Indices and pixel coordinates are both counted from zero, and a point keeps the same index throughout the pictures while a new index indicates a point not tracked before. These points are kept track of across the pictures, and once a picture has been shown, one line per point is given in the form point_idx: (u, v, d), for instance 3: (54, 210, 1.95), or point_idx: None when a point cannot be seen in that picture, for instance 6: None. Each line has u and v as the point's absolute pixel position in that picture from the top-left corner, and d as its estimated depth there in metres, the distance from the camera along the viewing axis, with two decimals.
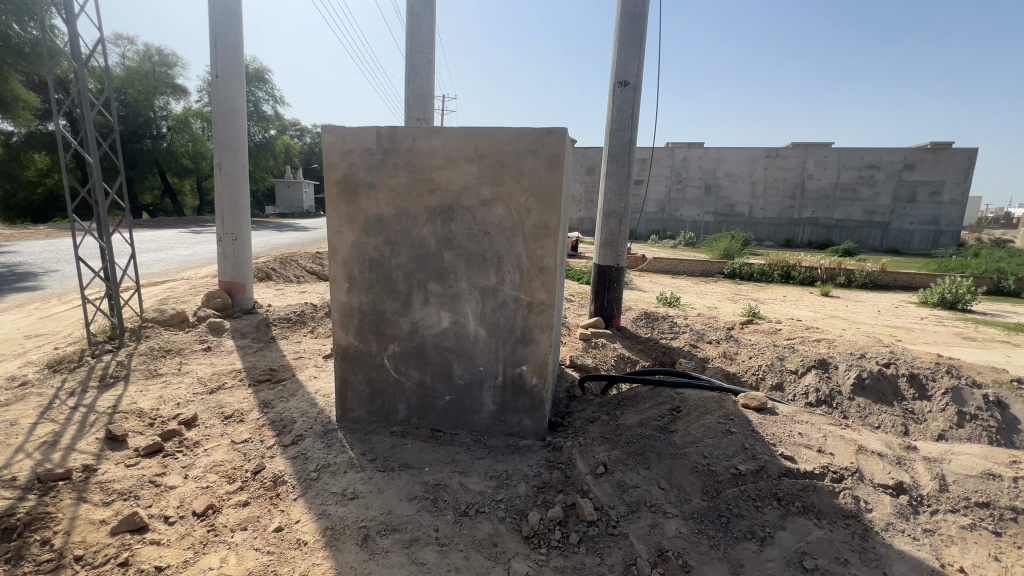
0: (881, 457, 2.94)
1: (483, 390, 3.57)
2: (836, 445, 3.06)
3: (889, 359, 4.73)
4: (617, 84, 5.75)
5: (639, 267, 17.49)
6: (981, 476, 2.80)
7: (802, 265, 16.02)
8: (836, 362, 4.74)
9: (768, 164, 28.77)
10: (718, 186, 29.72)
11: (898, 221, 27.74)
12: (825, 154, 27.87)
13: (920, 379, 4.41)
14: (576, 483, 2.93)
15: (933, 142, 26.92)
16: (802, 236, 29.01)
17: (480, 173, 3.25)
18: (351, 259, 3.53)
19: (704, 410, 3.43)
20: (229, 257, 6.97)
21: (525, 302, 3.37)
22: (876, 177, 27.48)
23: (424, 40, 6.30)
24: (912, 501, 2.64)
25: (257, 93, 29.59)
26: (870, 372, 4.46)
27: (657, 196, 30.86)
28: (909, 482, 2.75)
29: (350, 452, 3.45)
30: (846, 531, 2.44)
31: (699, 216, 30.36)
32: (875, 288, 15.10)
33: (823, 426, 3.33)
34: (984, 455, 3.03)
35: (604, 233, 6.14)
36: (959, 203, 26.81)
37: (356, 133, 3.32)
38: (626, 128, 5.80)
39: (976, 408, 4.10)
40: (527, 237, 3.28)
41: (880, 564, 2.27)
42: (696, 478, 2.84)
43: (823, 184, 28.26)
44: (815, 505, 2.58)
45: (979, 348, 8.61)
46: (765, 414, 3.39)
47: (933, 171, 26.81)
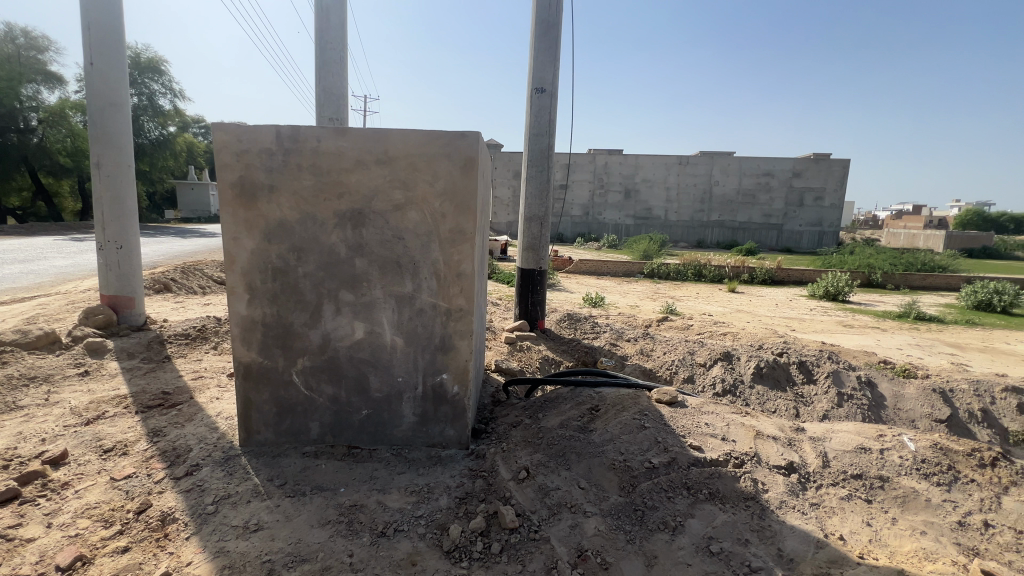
0: (775, 441, 3.19)
1: (402, 401, 3.43)
2: (737, 432, 3.29)
3: (782, 348, 5.20)
4: (535, 91, 5.84)
5: (566, 268, 17.90)
6: (855, 450, 3.11)
7: (711, 264, 17.35)
8: (739, 353, 5.12)
9: (680, 171, 30.95)
10: (636, 191, 31.47)
11: (789, 223, 30.98)
12: (728, 162, 30.50)
13: (807, 365, 4.89)
14: (498, 491, 2.90)
15: (815, 154, 30.45)
16: (710, 237, 31.46)
17: (393, 177, 3.13)
18: (251, 268, 3.24)
19: (621, 407, 3.54)
20: (114, 268, 6.17)
21: (443, 309, 3.29)
22: (771, 184, 30.55)
23: (335, 37, 6.01)
24: (801, 479, 2.89)
25: (152, 86, 26.73)
26: (766, 361, 4.89)
27: (581, 200, 31.97)
28: (798, 462, 3.00)
29: (254, 479, 3.16)
30: (746, 512, 2.63)
31: (620, 219, 31.89)
32: (773, 284, 16.70)
33: (726, 415, 3.56)
34: (857, 431, 3.39)
35: (526, 236, 6.19)
36: (837, 206, 30.47)
37: (253, 131, 3.07)
38: (544, 133, 5.91)
39: (852, 388, 4.63)
40: (443, 242, 3.21)
41: (775, 540, 2.47)
42: (613, 475, 2.92)
43: (727, 190, 30.88)
44: (719, 491, 2.75)
45: (856, 335, 9.78)
46: (675, 407, 3.56)
47: (816, 179, 30.30)
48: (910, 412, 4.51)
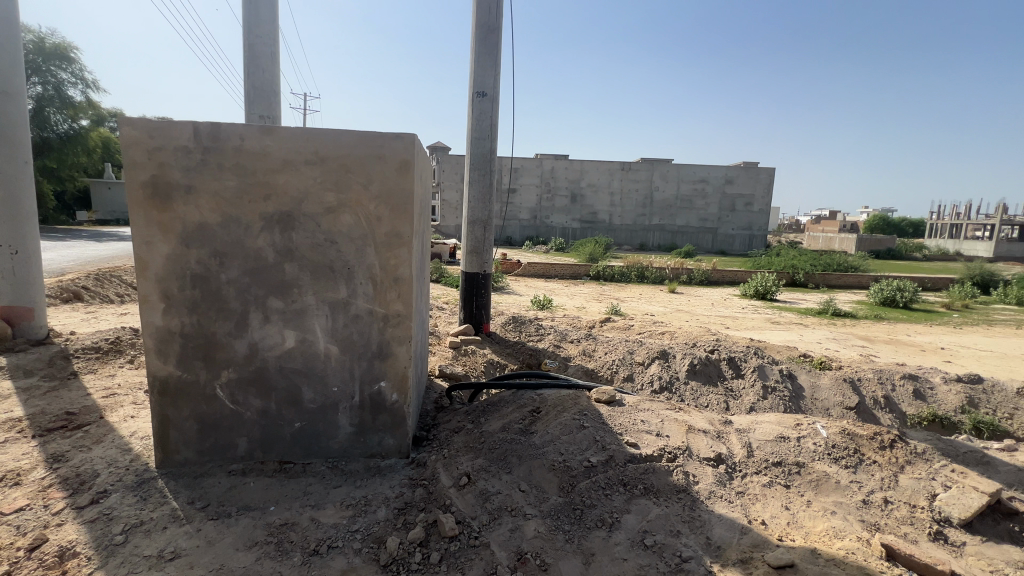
0: (705, 434, 3.35)
1: (338, 412, 3.30)
2: (671, 427, 3.43)
3: (714, 346, 5.49)
4: (476, 95, 5.84)
5: (514, 272, 18.00)
6: (776, 439, 3.32)
7: (653, 267, 18.09)
8: (675, 351, 5.35)
9: (623, 176, 32.10)
10: (582, 195, 32.26)
11: (723, 227, 32.90)
12: (667, 169, 31.99)
13: (736, 360, 5.19)
14: (438, 499, 2.85)
15: (745, 162, 32.61)
16: (652, 240, 32.81)
17: (325, 178, 3.01)
18: (167, 275, 3.00)
19: (561, 408, 3.59)
20: (9, 276, 5.52)
21: (380, 315, 3.20)
22: (706, 190, 32.34)
23: (266, 31, 5.72)
24: (728, 469, 3.06)
25: (59, 75, 24.23)
26: (699, 358, 5.16)
27: (529, 204, 32.30)
28: (726, 453, 3.17)
29: (173, 503, 2.92)
30: (678, 504, 2.74)
31: (567, 223, 32.53)
32: (709, 285, 17.66)
33: (660, 411, 3.70)
34: (778, 422, 3.62)
35: (470, 240, 6.16)
36: (765, 212, 32.74)
37: (167, 127, 2.85)
38: (486, 137, 5.92)
39: (775, 381, 4.98)
40: (379, 246, 3.12)
41: (704, 529, 2.59)
42: (553, 475, 2.96)
43: (667, 196, 32.39)
44: (654, 485, 2.85)
45: (781, 331, 10.52)
46: (613, 406, 3.66)
47: (746, 186, 32.42)
48: (825, 401, 4.89)
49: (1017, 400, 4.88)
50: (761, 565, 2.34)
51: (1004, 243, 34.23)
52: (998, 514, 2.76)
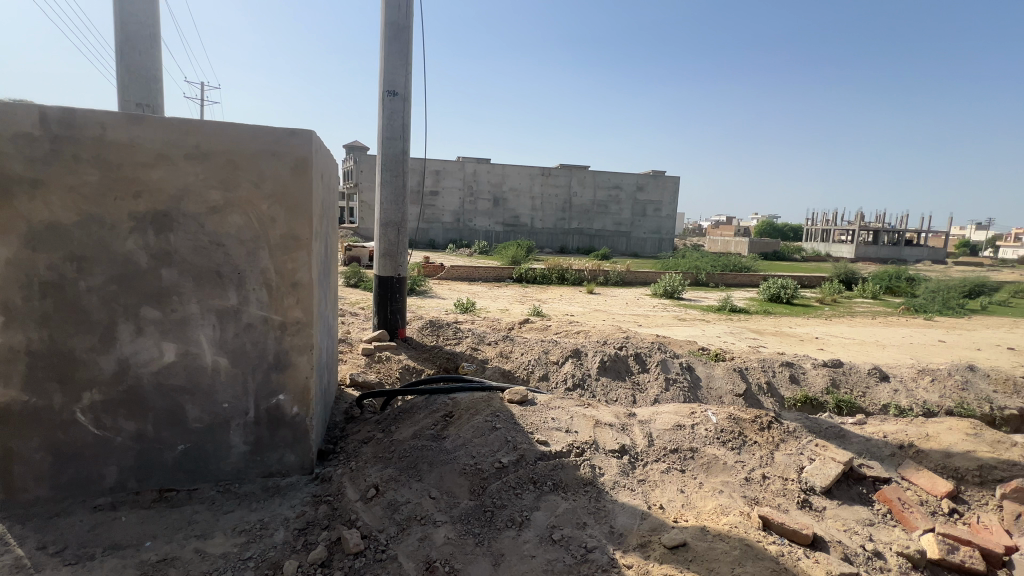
0: (610, 427, 3.52)
1: (229, 430, 3.01)
2: (579, 423, 3.55)
3: (622, 343, 5.80)
4: (386, 94, 5.68)
5: (437, 275, 17.78)
6: (673, 428, 3.57)
7: (572, 269, 18.75)
8: (587, 349, 5.57)
9: (543, 182, 32.99)
10: (504, 199, 32.65)
11: (636, 231, 34.99)
12: (584, 175, 33.41)
13: (642, 356, 5.53)
14: (343, 515, 2.71)
15: (654, 171, 35.01)
16: (572, 244, 34.01)
17: (209, 174, 2.75)
18: (7, 283, 2.56)
19: (474, 411, 3.58)
20: None
21: (277, 323, 2.97)
22: (620, 196, 34.22)
23: (142, 9, 5.12)
24: (631, 460, 3.23)
25: None
26: (609, 355, 5.43)
27: (452, 207, 32.02)
28: (629, 444, 3.35)
29: (17, 551, 2.49)
30: (584, 497, 2.85)
31: (490, 226, 32.73)
32: (623, 285, 18.68)
33: (570, 408, 3.83)
34: (676, 411, 3.90)
35: (382, 242, 5.97)
36: (672, 217, 35.33)
37: (4, 111, 2.45)
38: (397, 137, 5.77)
39: (675, 373, 5.38)
40: (274, 249, 2.91)
41: (608, 519, 2.72)
42: (464, 479, 2.94)
43: (585, 201, 33.81)
44: (562, 481, 2.94)
45: (686, 327, 11.39)
46: (526, 406, 3.72)
47: (655, 193, 34.81)
48: (719, 389, 5.36)
49: (868, 378, 5.69)
50: (658, 547, 2.50)
51: (863, 246, 40.01)
52: (850, 480, 3.17)
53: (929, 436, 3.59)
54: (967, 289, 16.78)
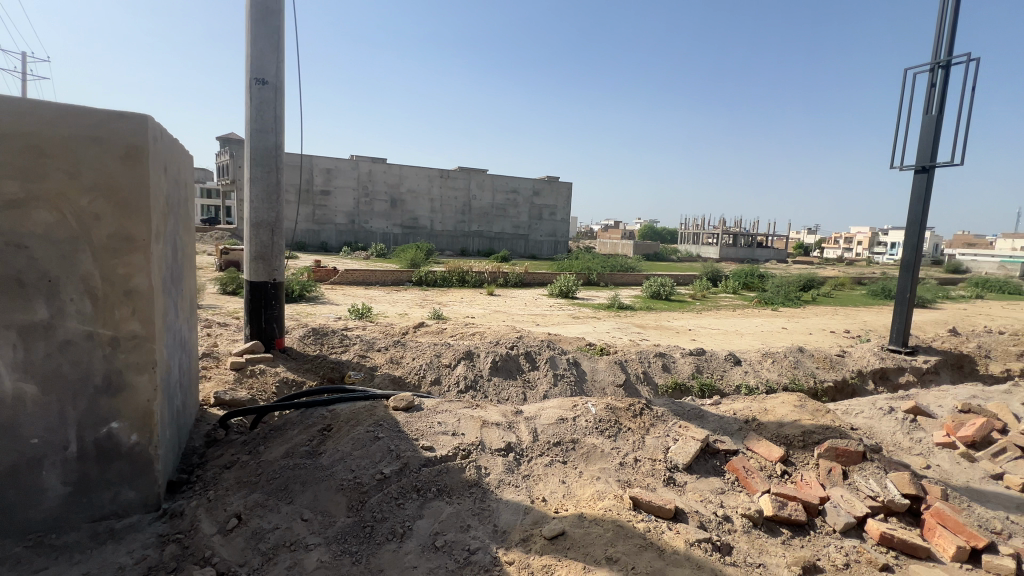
0: (497, 426, 3.56)
1: (41, 471, 2.49)
2: (466, 425, 3.54)
3: (514, 342, 5.92)
4: (254, 82, 5.18)
5: (330, 280, 16.63)
6: (557, 422, 3.72)
7: (472, 271, 18.78)
8: (479, 350, 5.60)
9: (442, 184, 32.66)
10: (402, 201, 31.70)
11: (534, 234, 36.18)
12: (483, 179, 33.75)
13: (532, 354, 5.70)
14: (197, 552, 2.42)
15: (548, 177, 36.54)
16: (472, 246, 34.12)
17: (3, 160, 2.28)
18: None
19: (355, 422, 3.40)
20: None
21: (105, 339, 2.52)
22: (517, 200, 35.13)
23: None
24: (516, 457, 3.29)
25: None
26: (500, 355, 5.51)
27: (345, 208, 30.30)
28: (515, 442, 3.41)
29: None
30: (469, 500, 2.84)
31: (387, 228, 31.56)
32: (521, 286, 19.17)
33: (458, 410, 3.80)
34: (560, 406, 4.07)
35: (254, 244, 5.41)
36: (567, 221, 37.15)
37: None
38: (269, 129, 5.28)
39: (563, 369, 5.64)
40: (99, 252, 2.47)
41: (492, 518, 2.74)
42: (341, 496, 2.78)
43: (484, 204, 34.15)
44: (447, 486, 2.90)
45: (579, 325, 12.01)
46: (411, 412, 3.61)
47: (551, 198, 36.32)
48: (602, 381, 5.73)
49: (725, 363, 6.47)
50: (539, 540, 2.57)
51: (726, 248, 45.77)
52: (707, 455, 3.55)
53: (767, 410, 4.18)
54: (802, 284, 19.96)
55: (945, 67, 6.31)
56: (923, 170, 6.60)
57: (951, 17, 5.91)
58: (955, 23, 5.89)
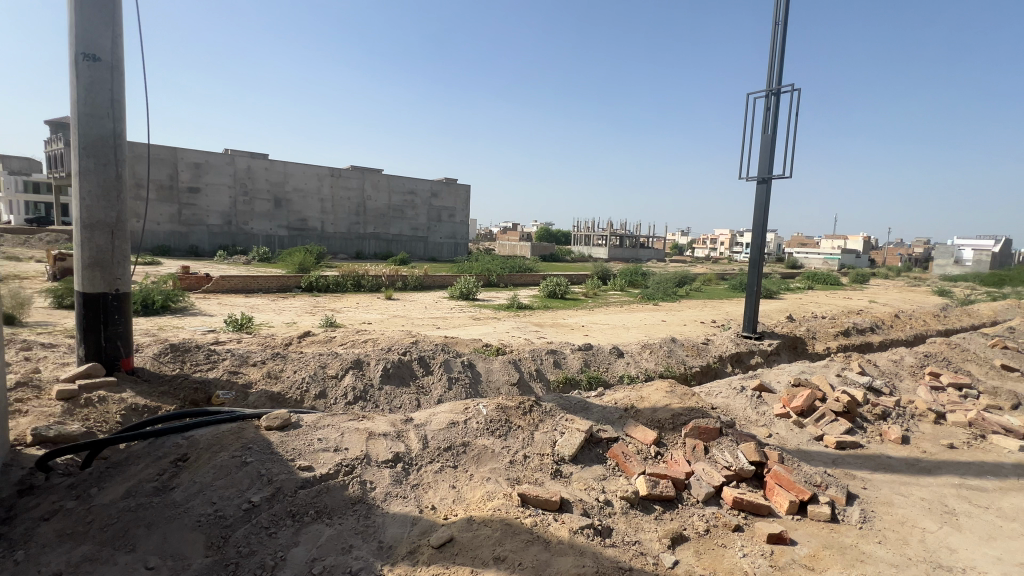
0: (384, 437, 3.42)
1: None
2: (350, 438, 3.34)
3: (407, 347, 5.76)
4: (81, 57, 4.38)
5: (203, 288, 14.70)
6: (448, 426, 3.67)
7: (369, 274, 17.90)
8: (369, 358, 5.35)
9: (333, 183, 30.71)
10: (287, 200, 29.21)
11: (433, 236, 35.64)
12: (378, 179, 32.42)
13: (426, 359, 5.59)
14: None
15: (447, 179, 36.23)
16: (368, 249, 32.61)
17: None
18: None
19: (218, 447, 3.03)
20: None
21: None
22: (416, 202, 34.33)
23: None
24: (404, 467, 3.19)
25: None
26: (391, 362, 5.31)
27: (220, 207, 27.13)
28: (403, 451, 3.31)
29: None
30: (352, 518, 2.69)
31: (271, 230, 28.87)
32: (421, 289, 18.73)
33: (341, 424, 3.57)
34: (451, 410, 4.03)
35: (87, 249, 4.55)
36: (466, 223, 37.19)
37: None
38: (104, 115, 4.51)
39: (457, 371, 5.61)
40: None
41: (377, 534, 2.62)
42: (199, 535, 2.47)
43: (380, 205, 32.82)
44: (327, 507, 2.72)
45: (480, 326, 12.06)
46: (287, 430, 3.32)
47: (449, 200, 36.08)
48: (497, 381, 5.80)
49: (610, 356, 6.94)
50: (426, 550, 2.51)
51: (615, 249, 49.42)
52: (591, 444, 3.76)
53: (643, 397, 4.55)
54: (677, 280, 22.18)
55: (777, 94, 7.42)
56: (763, 181, 7.69)
57: (780, 52, 6.95)
58: (783, 57, 6.96)
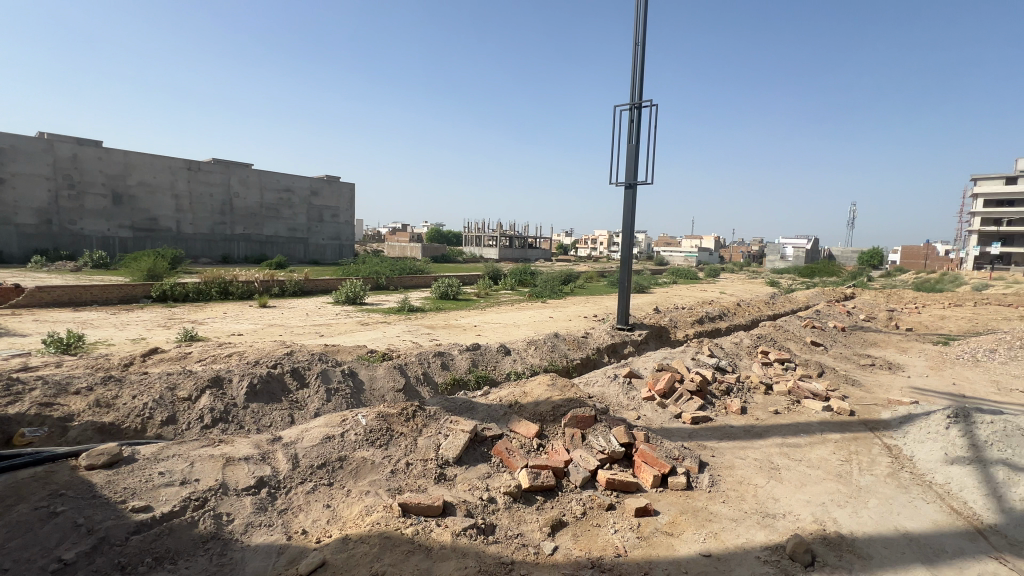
0: (245, 461, 3.07)
1: None
2: (202, 467, 2.95)
3: (277, 359, 5.25)
4: None
5: (11, 301, 11.88)
6: (322, 442, 3.42)
7: (238, 280, 16.02)
8: (231, 374, 4.77)
9: (190, 177, 26.93)
10: (130, 196, 24.91)
11: (314, 237, 33.13)
12: (246, 174, 29.18)
13: (300, 371, 5.16)
14: None
15: (328, 176, 33.92)
16: (237, 252, 29.18)
17: None
18: None
19: (15, 498, 2.45)
20: None
21: None
22: (293, 200, 31.59)
23: None
24: (270, 492, 2.91)
25: None
26: (259, 377, 4.80)
27: (33, 202, 22.23)
28: (268, 474, 3.01)
29: None
30: (203, 558, 2.38)
31: (109, 230, 24.39)
32: (302, 295, 17.28)
33: (191, 452, 3.13)
34: (326, 423, 3.76)
35: None
36: (350, 224, 35.19)
37: None
38: None
39: (337, 382, 5.27)
40: None
41: (236, 572, 2.35)
42: None
43: (250, 203, 29.58)
44: (170, 550, 2.37)
45: (369, 331, 11.48)
46: (118, 467, 2.81)
47: (331, 199, 33.82)
48: (381, 388, 5.56)
49: (497, 355, 7.06)
50: None
51: (506, 249, 50.64)
52: (476, 443, 3.78)
53: (526, 392, 4.70)
54: (563, 278, 23.40)
55: (639, 109, 8.19)
56: (630, 187, 8.45)
57: (639, 71, 7.68)
58: (642, 75, 7.69)
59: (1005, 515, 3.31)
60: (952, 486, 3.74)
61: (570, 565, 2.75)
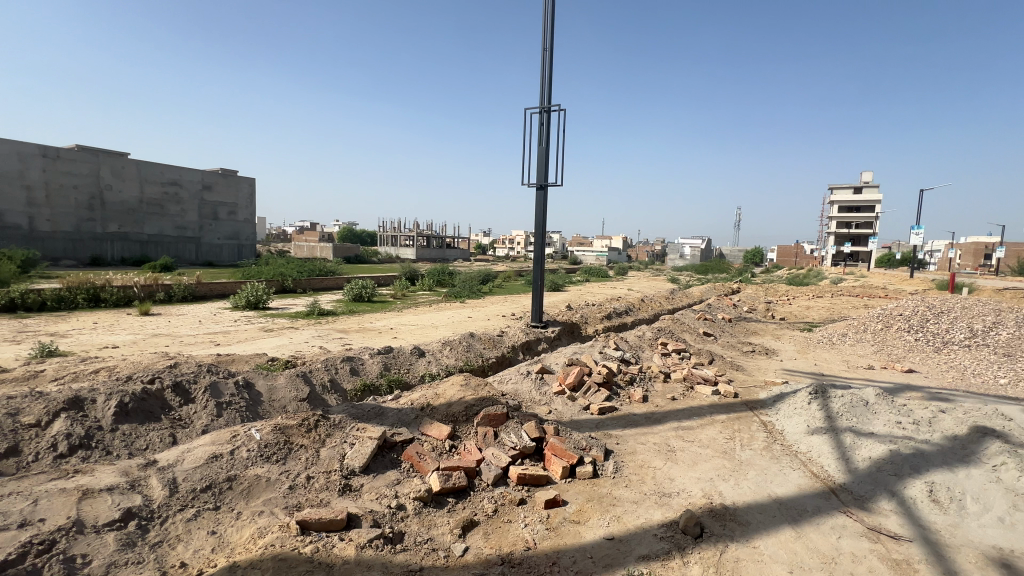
0: (109, 492, 2.67)
1: None
2: (50, 505, 2.51)
3: (155, 373, 4.65)
4: None
5: None
6: (206, 462, 3.08)
7: (112, 284, 13.98)
8: (96, 393, 4.13)
9: (48, 166, 23.34)
10: None
11: (207, 236, 29.86)
12: (120, 164, 25.66)
13: (183, 385, 4.62)
14: None
15: (224, 169, 30.82)
16: (110, 253, 25.39)
17: None
18: None
19: None
20: None
21: None
22: (180, 194, 28.23)
23: None
24: (140, 524, 2.57)
25: None
26: (132, 395, 4.22)
27: None
28: (138, 504, 2.65)
29: None
30: None
31: None
32: (193, 300, 15.53)
33: (35, 487, 2.66)
34: (213, 441, 3.39)
35: None
36: (251, 222, 32.20)
37: None
38: None
39: (229, 395, 4.79)
40: None
41: None
42: None
43: (126, 198, 25.96)
44: None
45: (272, 338, 10.63)
46: None
47: (227, 194, 30.76)
48: (282, 399, 5.15)
49: (410, 357, 6.87)
50: None
51: (424, 249, 49.73)
52: (385, 450, 3.64)
53: (439, 394, 4.62)
54: (481, 278, 23.47)
55: (549, 112, 8.43)
56: (542, 188, 8.67)
57: (547, 76, 7.90)
58: (551, 80, 7.93)
59: (851, 474, 3.88)
60: (812, 453, 4.32)
61: (480, 564, 2.75)
